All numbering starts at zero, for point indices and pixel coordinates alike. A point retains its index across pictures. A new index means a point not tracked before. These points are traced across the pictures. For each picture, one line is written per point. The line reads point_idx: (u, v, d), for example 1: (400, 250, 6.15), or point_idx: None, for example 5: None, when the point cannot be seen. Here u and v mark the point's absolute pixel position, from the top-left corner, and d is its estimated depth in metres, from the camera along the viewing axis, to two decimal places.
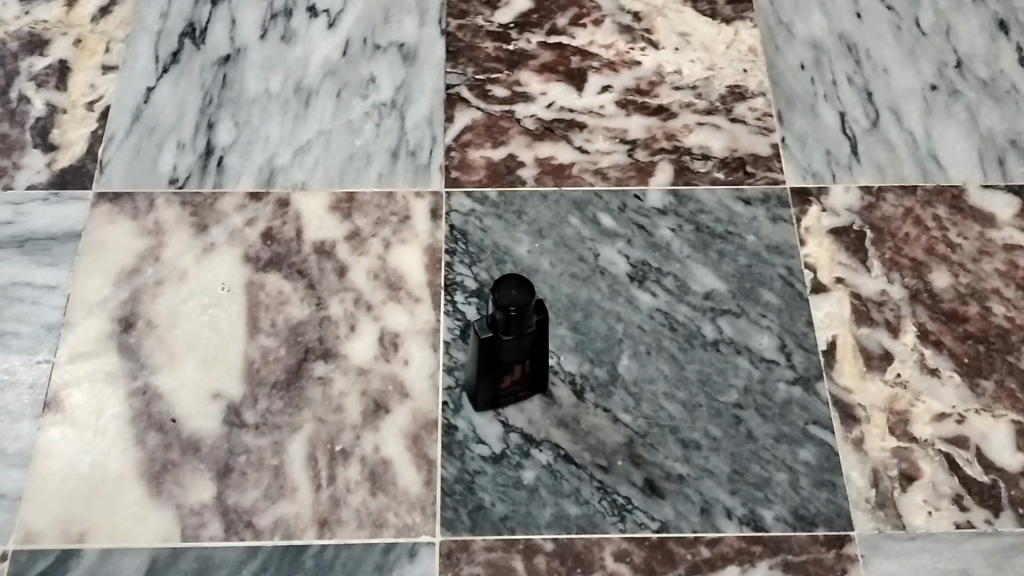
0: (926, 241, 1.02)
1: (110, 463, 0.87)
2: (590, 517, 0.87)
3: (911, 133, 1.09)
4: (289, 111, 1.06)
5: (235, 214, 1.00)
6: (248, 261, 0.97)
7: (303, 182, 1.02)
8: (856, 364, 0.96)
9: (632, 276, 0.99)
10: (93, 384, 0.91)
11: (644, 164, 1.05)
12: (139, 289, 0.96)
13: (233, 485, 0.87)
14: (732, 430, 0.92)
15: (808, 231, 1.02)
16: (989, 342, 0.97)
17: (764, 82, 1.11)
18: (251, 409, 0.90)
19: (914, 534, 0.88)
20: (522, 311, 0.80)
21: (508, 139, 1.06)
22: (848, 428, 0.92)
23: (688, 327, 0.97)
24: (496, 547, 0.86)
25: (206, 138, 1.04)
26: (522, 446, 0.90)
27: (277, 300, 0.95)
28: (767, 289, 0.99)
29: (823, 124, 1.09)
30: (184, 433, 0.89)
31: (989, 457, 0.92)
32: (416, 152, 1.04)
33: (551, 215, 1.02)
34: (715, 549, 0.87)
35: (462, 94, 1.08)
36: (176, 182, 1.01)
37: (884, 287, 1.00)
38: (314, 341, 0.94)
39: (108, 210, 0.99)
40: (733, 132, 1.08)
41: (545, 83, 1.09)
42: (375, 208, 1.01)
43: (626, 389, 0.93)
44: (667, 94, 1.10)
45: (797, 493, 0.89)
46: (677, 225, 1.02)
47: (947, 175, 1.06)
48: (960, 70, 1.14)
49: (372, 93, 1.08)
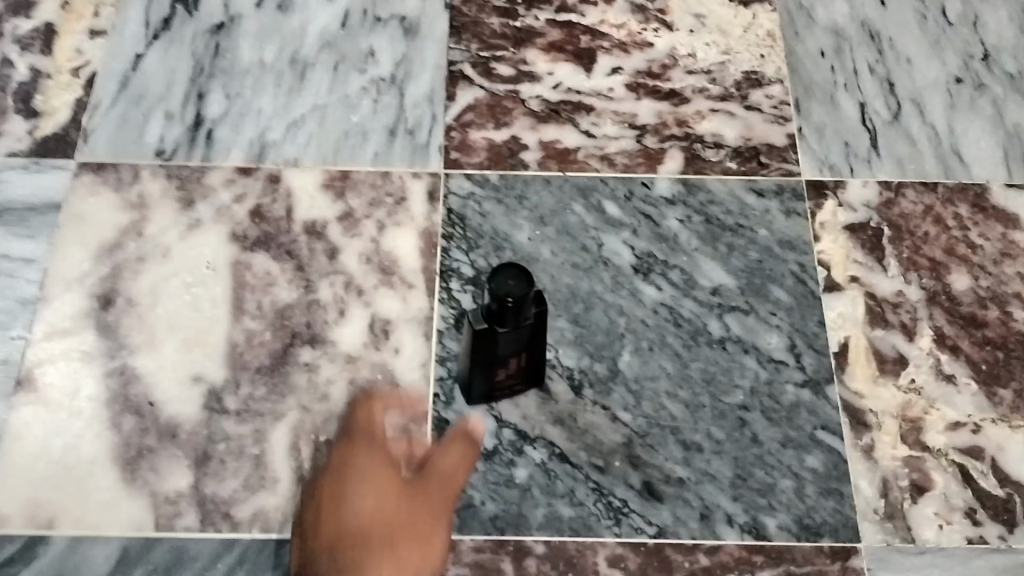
0: (946, 241, 0.98)
1: (83, 447, 0.83)
2: (584, 520, 0.84)
3: (933, 128, 1.04)
4: (283, 84, 1.01)
5: (223, 190, 0.95)
6: (234, 240, 0.93)
7: (295, 159, 0.97)
8: (869, 367, 0.91)
9: (637, 268, 0.95)
10: (68, 363, 0.87)
11: (653, 151, 1.01)
12: (119, 265, 0.91)
13: (211, 474, 0.83)
14: (737, 433, 0.88)
15: (822, 227, 0.98)
16: (1009, 348, 0.93)
17: (782, 70, 1.06)
18: (233, 395, 0.86)
19: (924, 548, 0.84)
20: (520, 302, 0.75)
21: (512, 120, 1.01)
22: (858, 435, 0.88)
23: (694, 324, 0.93)
24: (484, 547, 0.82)
25: (196, 110, 0.99)
26: (516, 442, 0.86)
27: (264, 282, 0.91)
28: (777, 286, 0.95)
29: (842, 115, 1.04)
30: (162, 418, 0.85)
31: (1004, 470, 0.88)
32: (415, 131, 0.99)
33: (554, 201, 0.97)
34: (714, 558, 0.83)
35: (466, 70, 1.03)
36: (162, 153, 0.97)
37: (901, 287, 0.95)
38: (301, 325, 0.89)
39: (91, 180, 0.95)
40: (748, 121, 1.03)
41: (552, 63, 1.05)
42: (370, 188, 0.96)
43: (627, 386, 0.89)
44: (680, 78, 1.05)
45: (803, 501, 0.85)
46: (685, 216, 0.97)
47: (970, 173, 1.01)
48: (987, 63, 1.08)
49: (371, 68, 1.03)
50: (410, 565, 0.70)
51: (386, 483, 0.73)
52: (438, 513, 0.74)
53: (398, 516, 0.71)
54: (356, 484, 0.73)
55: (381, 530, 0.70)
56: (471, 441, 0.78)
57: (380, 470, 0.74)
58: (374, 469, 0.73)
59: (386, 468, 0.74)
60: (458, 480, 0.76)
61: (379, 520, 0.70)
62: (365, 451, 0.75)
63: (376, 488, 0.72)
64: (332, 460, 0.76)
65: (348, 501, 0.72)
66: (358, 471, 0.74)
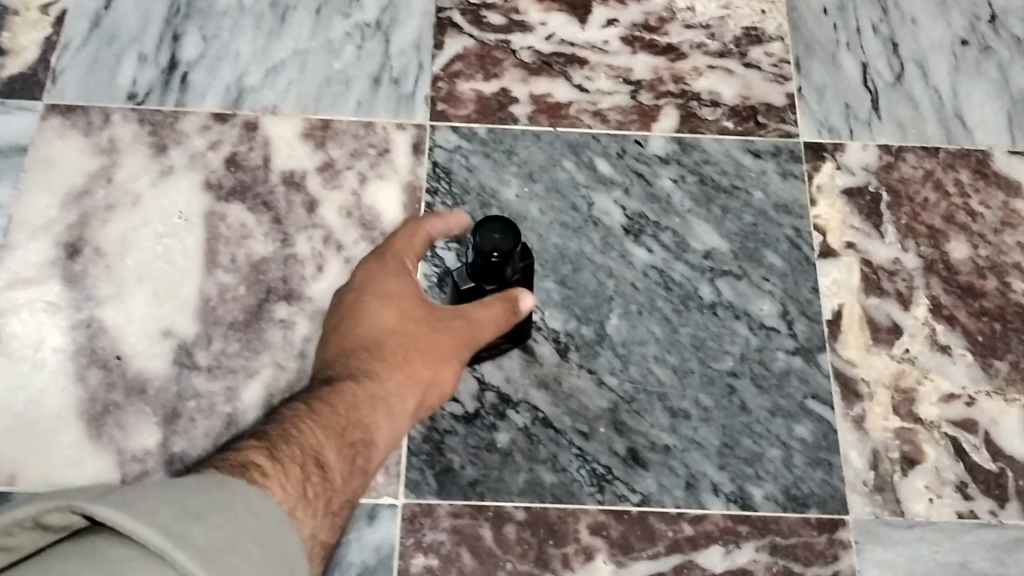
0: (946, 208, 0.95)
1: (46, 403, 0.80)
2: (567, 486, 0.82)
3: (937, 91, 1.00)
4: (263, 27, 0.96)
5: (197, 136, 0.91)
6: (209, 189, 0.89)
7: (274, 106, 0.93)
8: (862, 336, 0.89)
9: (628, 229, 0.92)
10: (33, 315, 0.83)
11: (648, 107, 0.97)
12: (88, 212, 0.87)
13: (181, 431, 0.80)
14: (725, 401, 0.86)
15: (819, 190, 0.94)
16: (1006, 320, 0.90)
17: (783, 26, 1.02)
18: (205, 350, 0.83)
19: (913, 521, 0.83)
20: (505, 257, 0.72)
21: (502, 72, 0.97)
22: (849, 405, 0.86)
23: (685, 288, 0.90)
24: (463, 513, 0.80)
25: (171, 51, 0.94)
26: (498, 406, 0.84)
27: (239, 234, 0.88)
28: (771, 251, 0.92)
29: (843, 75, 1.00)
30: (129, 373, 0.82)
31: (997, 444, 0.86)
32: (401, 81, 0.95)
33: (544, 157, 0.94)
34: (699, 527, 0.81)
35: (454, 18, 0.98)
36: (135, 97, 0.92)
37: (898, 255, 0.92)
38: (277, 280, 0.86)
39: (60, 123, 0.91)
40: (746, 79, 0.99)
41: (545, 12, 1.00)
42: (352, 139, 0.92)
43: (614, 350, 0.87)
44: (677, 32, 1.00)
45: (790, 471, 0.84)
46: (679, 176, 0.94)
47: (972, 138, 0.98)
48: (994, 25, 1.03)
49: (355, 12, 0.98)
50: (420, 379, 0.70)
51: (410, 306, 0.73)
52: (458, 347, 0.73)
53: (414, 335, 0.72)
54: (381, 303, 0.73)
55: (397, 344, 0.71)
56: (512, 313, 0.75)
57: (404, 296, 0.74)
58: (398, 293, 0.74)
59: (409, 298, 0.74)
60: (484, 335, 0.74)
61: (397, 338, 0.71)
62: (392, 276, 0.75)
63: (399, 308, 0.73)
64: (361, 278, 0.76)
65: (371, 316, 0.73)
66: (381, 296, 0.74)
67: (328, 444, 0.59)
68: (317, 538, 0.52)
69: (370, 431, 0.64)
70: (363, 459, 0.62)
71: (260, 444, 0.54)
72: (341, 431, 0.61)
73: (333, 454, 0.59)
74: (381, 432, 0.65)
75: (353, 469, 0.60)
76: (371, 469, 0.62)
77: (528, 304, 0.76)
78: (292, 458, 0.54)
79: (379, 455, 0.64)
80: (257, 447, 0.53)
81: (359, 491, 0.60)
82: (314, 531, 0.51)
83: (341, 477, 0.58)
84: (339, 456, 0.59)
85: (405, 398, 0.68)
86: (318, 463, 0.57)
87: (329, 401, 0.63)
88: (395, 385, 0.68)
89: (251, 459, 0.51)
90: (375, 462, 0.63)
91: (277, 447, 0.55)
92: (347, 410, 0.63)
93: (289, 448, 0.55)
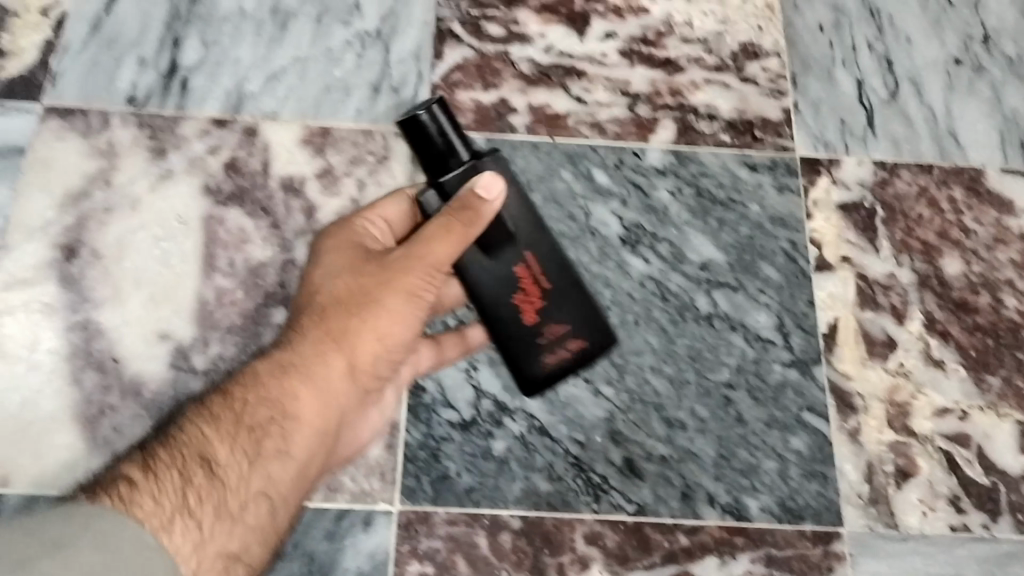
0: (940, 224, 0.95)
1: (41, 404, 0.80)
2: (563, 496, 0.82)
3: (931, 109, 1.01)
4: (263, 34, 0.96)
5: (197, 141, 0.91)
6: (207, 193, 0.89)
7: (273, 113, 0.93)
8: (858, 349, 0.89)
9: (625, 240, 0.92)
10: (28, 316, 0.83)
11: (645, 120, 0.97)
12: (86, 214, 0.87)
13: None
14: (721, 412, 0.86)
15: (815, 205, 0.95)
16: (999, 336, 0.91)
17: (780, 42, 1.02)
18: (201, 354, 0.83)
19: (906, 534, 0.83)
20: (433, 114, 0.70)
21: (501, 82, 0.97)
22: (844, 418, 0.87)
23: (681, 299, 0.90)
24: (459, 521, 0.80)
25: (171, 56, 0.94)
26: (495, 414, 0.84)
27: (236, 239, 0.88)
28: (767, 264, 0.92)
29: (839, 91, 1.01)
30: (125, 376, 0.82)
31: (990, 458, 0.86)
32: (400, 90, 0.95)
33: (542, 167, 0.94)
34: (694, 538, 0.82)
35: (454, 28, 0.98)
36: (135, 101, 0.92)
37: (893, 269, 0.93)
38: (275, 286, 0.86)
39: (58, 126, 0.90)
40: (743, 93, 0.99)
41: (544, 24, 1.00)
42: (351, 146, 0.92)
43: (611, 360, 0.87)
44: (675, 46, 1.01)
45: (785, 483, 0.84)
46: (676, 188, 0.95)
47: (966, 156, 0.99)
48: (987, 45, 1.04)
49: (355, 21, 0.98)
50: (350, 334, 0.69)
51: (347, 259, 0.73)
52: (402, 277, 0.70)
53: (342, 289, 0.71)
54: (322, 262, 0.74)
55: (328, 301, 0.71)
56: (468, 202, 0.70)
57: (341, 250, 0.74)
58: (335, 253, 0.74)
59: (347, 252, 0.74)
60: (440, 245, 0.70)
61: (329, 295, 0.71)
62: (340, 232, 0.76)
63: (336, 264, 0.73)
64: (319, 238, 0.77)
65: (313, 277, 0.73)
66: (327, 254, 0.74)
67: (220, 440, 0.61)
68: (200, 552, 0.56)
69: (283, 407, 0.65)
70: (269, 441, 0.63)
71: (138, 456, 0.58)
72: (238, 421, 0.63)
73: (225, 449, 0.61)
74: (299, 402, 0.66)
75: (253, 459, 0.62)
76: (294, 446, 0.64)
77: (488, 183, 0.70)
78: (170, 463, 0.58)
79: (300, 424, 0.65)
80: (132, 461, 0.57)
81: (276, 472, 0.62)
82: (183, 548, 0.55)
83: (236, 474, 0.61)
84: (229, 450, 0.61)
85: (329, 361, 0.68)
86: (202, 464, 0.60)
87: (238, 384, 0.65)
88: (313, 346, 0.68)
89: (125, 474, 0.55)
90: (297, 437, 0.65)
91: (157, 454, 0.59)
92: (256, 392, 0.65)
93: (170, 452, 0.59)
